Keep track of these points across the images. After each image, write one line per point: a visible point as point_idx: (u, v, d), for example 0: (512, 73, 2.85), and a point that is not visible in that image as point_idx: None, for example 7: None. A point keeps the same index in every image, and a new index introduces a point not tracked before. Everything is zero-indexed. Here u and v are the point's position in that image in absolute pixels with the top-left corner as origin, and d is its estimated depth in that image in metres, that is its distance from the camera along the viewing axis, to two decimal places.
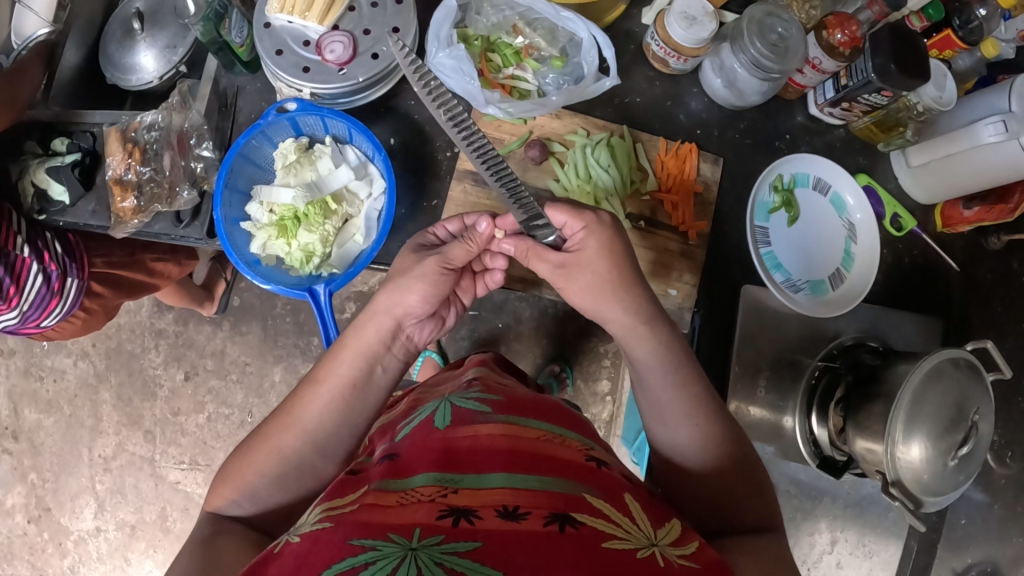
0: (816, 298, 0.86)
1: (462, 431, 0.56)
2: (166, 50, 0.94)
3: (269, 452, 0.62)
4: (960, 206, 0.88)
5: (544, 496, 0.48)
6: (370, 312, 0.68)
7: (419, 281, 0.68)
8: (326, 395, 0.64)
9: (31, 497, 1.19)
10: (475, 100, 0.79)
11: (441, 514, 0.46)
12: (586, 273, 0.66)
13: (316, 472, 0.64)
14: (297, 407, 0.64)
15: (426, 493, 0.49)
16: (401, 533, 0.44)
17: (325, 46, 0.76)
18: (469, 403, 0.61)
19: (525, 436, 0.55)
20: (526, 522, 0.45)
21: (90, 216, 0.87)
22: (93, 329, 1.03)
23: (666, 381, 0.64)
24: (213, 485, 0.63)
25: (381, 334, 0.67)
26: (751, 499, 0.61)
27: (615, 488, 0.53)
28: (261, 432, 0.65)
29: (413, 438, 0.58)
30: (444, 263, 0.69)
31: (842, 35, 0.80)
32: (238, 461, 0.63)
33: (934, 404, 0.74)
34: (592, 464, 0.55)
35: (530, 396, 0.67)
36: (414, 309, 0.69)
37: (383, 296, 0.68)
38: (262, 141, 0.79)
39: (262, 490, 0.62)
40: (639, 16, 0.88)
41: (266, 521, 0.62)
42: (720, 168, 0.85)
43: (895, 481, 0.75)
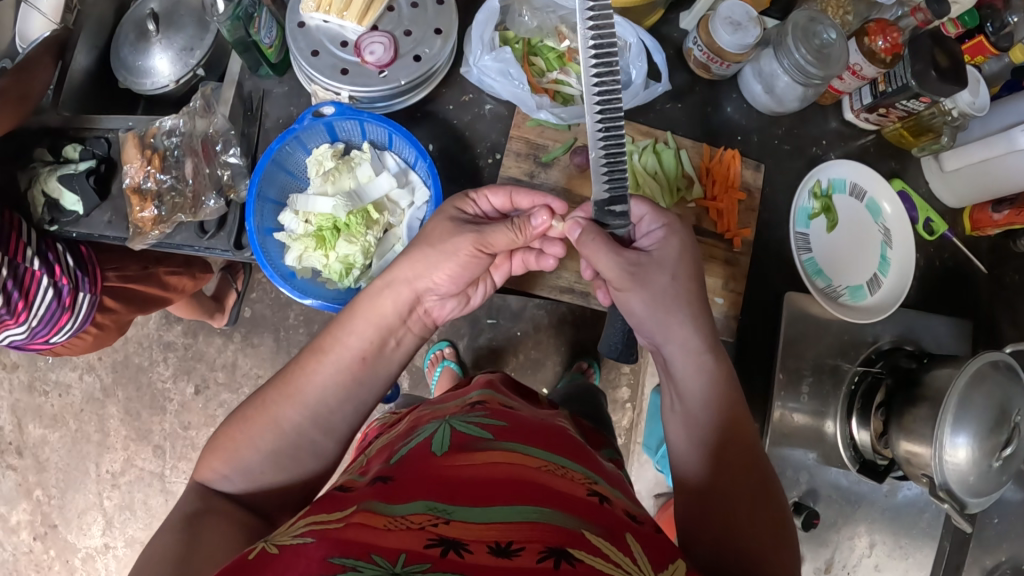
0: (855, 305, 0.87)
1: (464, 462, 0.52)
2: (183, 52, 0.91)
3: (266, 426, 0.60)
4: (990, 210, 0.88)
5: (540, 530, 0.44)
6: (389, 280, 0.69)
7: (444, 257, 0.69)
8: (332, 372, 0.62)
9: (37, 513, 1.12)
10: (525, 105, 0.77)
11: (430, 543, 0.42)
12: (665, 276, 0.64)
13: (317, 449, 0.62)
14: (302, 383, 0.62)
15: (415, 521, 0.44)
16: (384, 556, 0.40)
17: (365, 47, 0.74)
18: (470, 428, 0.58)
19: (526, 466, 0.52)
20: (519, 559, 0.41)
21: (105, 227, 0.84)
22: (103, 345, 0.98)
23: (699, 400, 0.60)
24: (202, 456, 0.60)
25: (398, 306, 0.67)
26: (764, 528, 0.55)
27: (618, 527, 0.49)
28: (255, 407, 0.62)
29: (409, 459, 0.54)
30: (480, 245, 0.69)
31: (883, 42, 0.81)
32: (228, 437, 0.60)
33: (980, 408, 0.75)
34: (594, 499, 0.51)
35: (535, 422, 0.64)
36: (437, 285, 0.71)
37: (403, 269, 0.69)
38: (296, 147, 0.76)
39: (256, 465, 0.59)
40: (677, 20, 0.88)
41: (256, 500, 0.59)
42: (762, 174, 0.85)
43: (942, 483, 0.77)
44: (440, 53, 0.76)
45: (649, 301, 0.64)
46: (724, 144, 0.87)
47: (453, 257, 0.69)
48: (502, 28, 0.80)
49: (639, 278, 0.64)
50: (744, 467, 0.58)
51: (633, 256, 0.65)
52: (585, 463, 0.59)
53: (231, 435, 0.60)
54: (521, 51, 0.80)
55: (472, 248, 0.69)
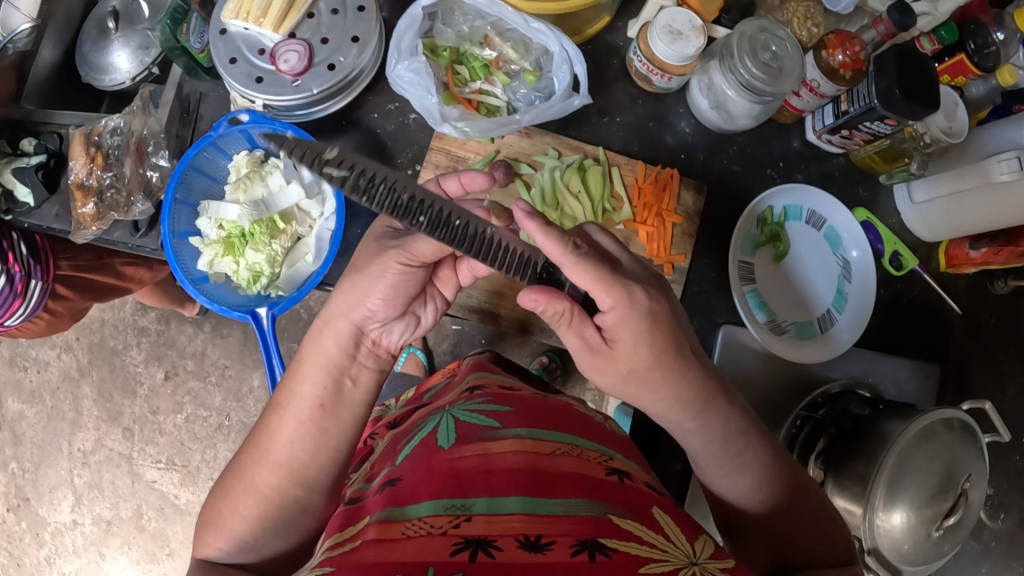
0: (801, 342, 0.80)
1: (471, 451, 0.51)
2: (139, 51, 0.92)
3: (247, 493, 0.57)
4: (966, 246, 0.80)
5: (567, 521, 0.45)
6: (326, 317, 0.61)
7: (371, 283, 0.60)
8: (291, 419, 0.58)
9: (12, 486, 1.19)
10: (432, 117, 0.73)
11: (457, 548, 0.42)
12: (620, 369, 0.56)
13: (302, 504, 0.58)
14: (266, 437, 0.58)
15: (434, 525, 0.45)
16: (411, 575, 0.40)
17: (280, 55, 0.73)
18: (473, 416, 0.56)
19: (542, 451, 0.51)
20: (552, 553, 0.42)
21: (53, 219, 0.87)
22: (57, 330, 1.02)
23: (716, 451, 0.58)
24: (200, 530, 0.59)
25: (342, 343, 0.60)
26: (821, 531, 0.58)
27: (643, 505, 0.49)
28: (236, 470, 0.60)
29: (414, 457, 0.52)
30: (407, 259, 0.60)
31: (843, 57, 0.73)
32: (220, 505, 0.59)
33: (922, 470, 0.67)
34: (614, 478, 0.51)
35: (539, 400, 0.62)
36: (379, 312, 0.61)
37: (338, 301, 0.61)
38: (215, 154, 0.77)
39: (247, 533, 0.57)
40: (625, 28, 0.82)
41: (265, 562, 0.58)
42: (703, 197, 0.79)
43: (871, 548, 0.68)
44: (358, 60, 0.74)
45: (624, 385, 0.57)
46: (667, 163, 0.82)
47: (381, 280, 0.60)
48: (428, 36, 0.76)
49: (599, 362, 0.57)
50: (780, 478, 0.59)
51: (593, 338, 0.56)
52: (601, 440, 0.57)
53: (219, 505, 0.58)
54: (446, 60, 0.76)
55: (400, 266, 0.60)
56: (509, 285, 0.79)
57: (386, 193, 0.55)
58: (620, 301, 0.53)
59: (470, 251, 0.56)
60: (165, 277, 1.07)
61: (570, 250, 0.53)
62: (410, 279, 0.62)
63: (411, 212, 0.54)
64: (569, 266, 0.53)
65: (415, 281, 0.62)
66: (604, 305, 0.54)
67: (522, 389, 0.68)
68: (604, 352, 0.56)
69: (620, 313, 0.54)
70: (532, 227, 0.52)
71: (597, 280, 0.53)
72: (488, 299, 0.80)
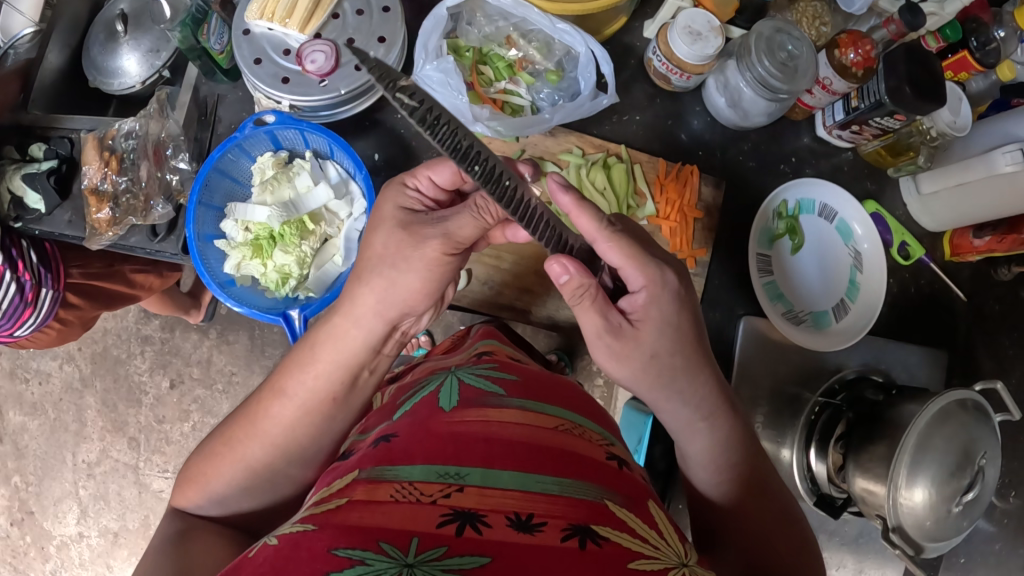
0: (818, 330, 0.83)
1: (473, 418, 0.52)
2: (150, 54, 0.90)
3: (236, 462, 0.58)
4: (970, 235, 0.83)
5: (562, 503, 0.45)
6: (354, 316, 0.60)
7: (410, 276, 0.58)
8: (298, 401, 0.58)
9: (15, 499, 1.19)
10: (463, 117, 0.75)
11: (444, 519, 0.42)
12: (642, 354, 0.55)
13: (293, 478, 0.60)
14: (267, 412, 0.58)
15: (424, 492, 0.45)
16: (395, 543, 0.40)
17: (305, 56, 0.72)
18: (478, 380, 0.58)
19: (542, 427, 0.52)
20: (541, 535, 0.42)
21: (66, 226, 0.83)
22: (67, 340, 1.01)
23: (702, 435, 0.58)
24: (181, 481, 0.60)
25: (369, 339, 0.60)
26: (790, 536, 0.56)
27: (637, 495, 0.51)
28: (224, 435, 0.59)
29: (413, 418, 0.54)
30: (451, 247, 0.58)
31: (854, 55, 0.76)
32: (204, 461, 0.59)
33: (940, 448, 0.68)
34: (613, 465, 0.53)
35: (542, 374, 0.65)
36: (414, 307, 0.61)
37: (368, 298, 0.59)
38: (239, 155, 0.76)
39: (232, 496, 0.58)
40: (640, 29, 0.85)
41: (242, 519, 0.60)
42: (722, 191, 0.82)
43: (895, 526, 0.70)
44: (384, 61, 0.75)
45: (644, 375, 0.56)
46: (685, 160, 0.85)
47: (422, 272, 0.59)
48: (452, 36, 0.77)
49: (619, 351, 0.55)
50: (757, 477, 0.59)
51: (615, 321, 0.55)
52: (598, 421, 0.60)
53: (205, 464, 0.59)
54: (470, 60, 0.78)
55: (441, 254, 0.58)
56: (538, 282, 0.81)
57: (447, 134, 0.54)
58: (651, 281, 0.55)
59: (518, 217, 0.56)
60: (173, 284, 1.05)
61: (605, 226, 0.55)
62: (449, 267, 0.60)
63: (468, 159, 0.54)
64: (603, 241, 0.55)
65: (451, 270, 0.61)
66: (635, 285, 0.55)
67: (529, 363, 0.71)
68: (628, 334, 0.55)
69: (651, 292, 0.55)
70: (567, 201, 0.54)
71: (628, 258, 0.55)
72: (518, 297, 0.82)
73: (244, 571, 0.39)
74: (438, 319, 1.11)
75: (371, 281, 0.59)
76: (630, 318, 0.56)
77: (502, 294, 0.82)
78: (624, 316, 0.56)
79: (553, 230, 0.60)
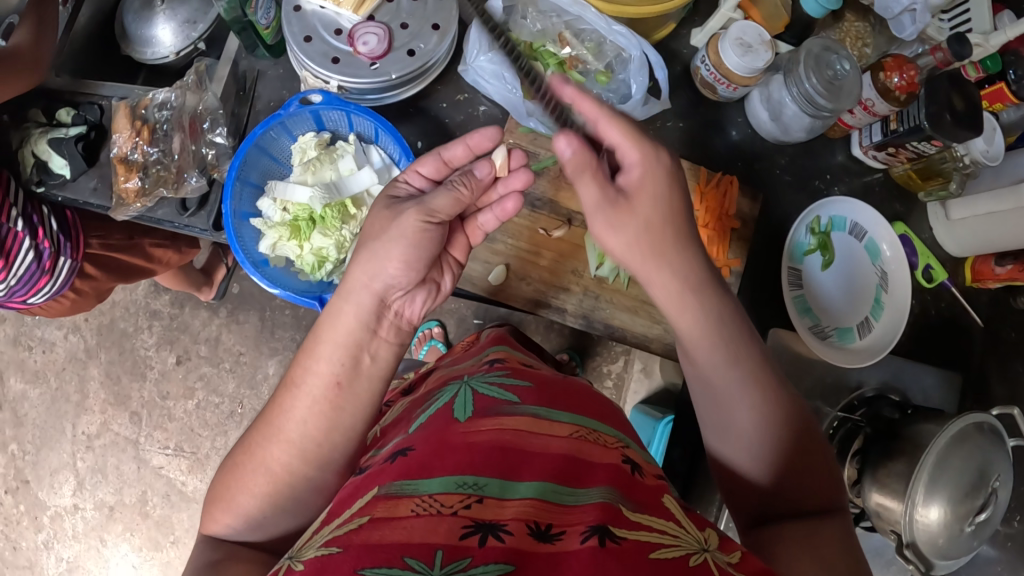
0: (842, 347, 0.83)
1: (488, 427, 0.53)
2: (186, 24, 0.87)
3: (258, 469, 0.57)
4: (992, 263, 0.85)
5: (576, 512, 0.46)
6: (344, 293, 0.60)
7: (389, 245, 0.60)
8: (307, 403, 0.57)
9: (10, 468, 1.15)
10: (516, 111, 0.76)
11: (466, 531, 0.43)
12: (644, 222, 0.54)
13: (317, 488, 0.59)
14: (279, 418, 0.58)
15: (444, 504, 0.45)
16: (419, 557, 0.40)
17: (359, 37, 0.72)
18: (492, 389, 0.59)
19: (556, 436, 0.53)
20: (562, 543, 0.43)
21: (90, 193, 0.80)
22: (80, 310, 0.98)
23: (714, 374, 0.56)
24: (207, 508, 0.59)
25: (362, 316, 0.60)
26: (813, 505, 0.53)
27: (655, 495, 0.51)
28: (245, 446, 0.59)
29: (430, 429, 0.54)
30: (426, 214, 0.62)
31: (899, 79, 0.77)
32: (229, 477, 0.58)
33: (955, 469, 0.69)
34: (627, 470, 0.53)
35: (556, 379, 0.66)
36: (399, 279, 0.61)
37: (357, 274, 0.60)
38: (281, 133, 0.75)
39: (255, 511, 0.57)
40: (687, 37, 0.85)
41: (273, 539, 0.59)
42: (758, 204, 0.84)
43: (910, 542, 0.71)
44: (436, 49, 0.74)
45: (636, 251, 0.54)
46: (723, 169, 0.85)
47: (401, 240, 0.61)
48: (504, 29, 0.77)
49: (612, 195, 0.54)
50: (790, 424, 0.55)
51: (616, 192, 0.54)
52: (615, 427, 0.60)
53: (229, 478, 0.58)
54: (521, 55, 0.77)
55: (418, 220, 0.61)
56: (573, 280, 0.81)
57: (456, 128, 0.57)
58: (646, 155, 0.53)
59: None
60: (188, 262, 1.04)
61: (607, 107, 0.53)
62: (428, 236, 0.62)
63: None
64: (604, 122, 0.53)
65: (433, 242, 0.63)
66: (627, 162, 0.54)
67: (540, 368, 0.72)
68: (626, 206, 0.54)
69: (646, 166, 0.53)
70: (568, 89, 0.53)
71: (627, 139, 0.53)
72: (551, 291, 0.81)
73: None
74: (452, 312, 1.13)
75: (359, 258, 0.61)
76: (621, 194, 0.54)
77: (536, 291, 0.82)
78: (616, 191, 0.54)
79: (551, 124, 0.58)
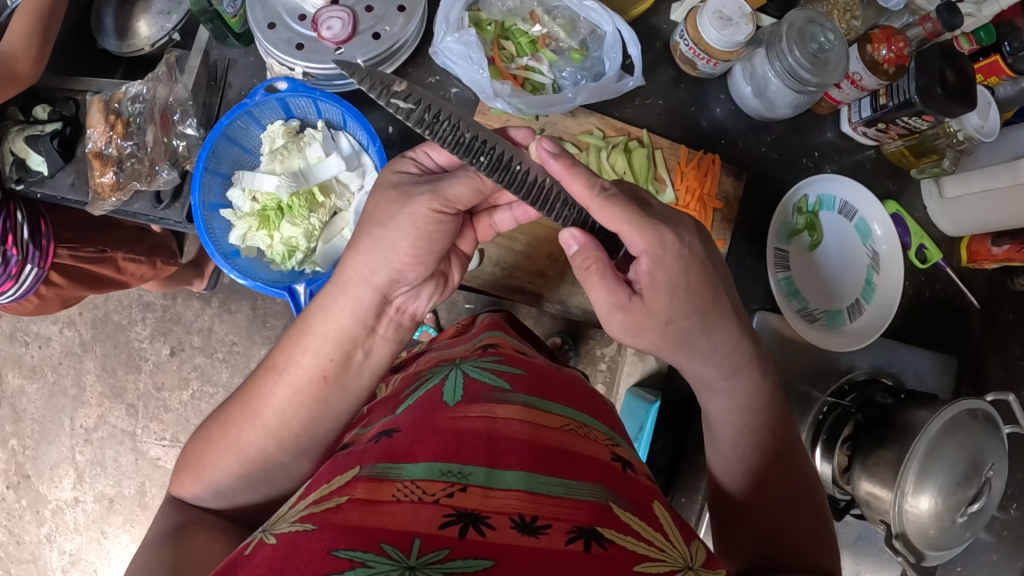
0: (831, 329, 0.81)
1: (477, 414, 0.51)
2: (160, 15, 0.84)
3: (230, 449, 0.56)
4: (989, 242, 0.81)
5: (567, 506, 0.44)
6: (344, 284, 0.58)
7: (398, 236, 0.57)
8: (289, 384, 0.56)
9: (11, 463, 1.19)
10: (483, 93, 0.73)
11: (447, 520, 0.41)
12: (658, 322, 0.55)
13: (288, 470, 0.58)
14: (259, 395, 0.57)
15: (426, 491, 0.43)
16: (396, 544, 0.39)
17: (322, 21, 0.70)
18: (483, 374, 0.58)
19: (548, 426, 0.51)
20: (546, 538, 0.41)
21: (69, 189, 0.80)
22: (40, 312, 0.97)
23: (729, 424, 0.58)
24: (178, 471, 0.58)
25: (359, 311, 0.58)
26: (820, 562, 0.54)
27: (644, 497, 0.49)
28: (221, 421, 0.58)
29: (418, 413, 0.53)
30: (441, 206, 0.57)
31: (887, 52, 0.73)
32: (201, 448, 0.58)
33: (948, 458, 0.66)
34: (617, 465, 0.51)
35: (550, 370, 0.64)
36: (406, 273, 0.59)
37: (358, 261, 0.58)
38: (249, 122, 0.73)
39: (226, 486, 0.56)
40: (667, 12, 0.82)
41: (237, 510, 0.58)
42: (743, 183, 0.81)
43: (899, 533, 0.68)
44: (403, 31, 0.72)
45: (662, 342, 0.56)
46: (706, 148, 0.83)
47: (410, 233, 0.57)
48: (474, 9, 0.75)
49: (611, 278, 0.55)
50: (792, 483, 0.57)
51: (625, 297, 0.55)
52: (605, 422, 0.59)
53: (200, 451, 0.57)
54: (491, 35, 0.75)
55: (431, 212, 0.57)
56: (552, 266, 0.80)
57: (447, 132, 0.57)
58: (652, 245, 0.53)
59: (527, 197, 0.59)
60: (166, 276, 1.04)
61: (598, 192, 0.53)
62: (441, 228, 0.58)
63: (473, 151, 0.57)
64: (597, 208, 0.53)
65: (445, 232, 0.59)
66: (635, 249, 0.54)
67: (534, 357, 0.70)
68: (639, 307, 0.55)
69: (653, 256, 0.53)
70: (558, 168, 0.53)
71: (627, 223, 0.53)
72: (530, 280, 0.80)
73: (240, 570, 0.38)
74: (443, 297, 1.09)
75: (362, 246, 0.58)
76: (636, 289, 0.56)
77: (514, 277, 0.81)
78: (631, 289, 0.55)
79: (572, 208, 0.62)
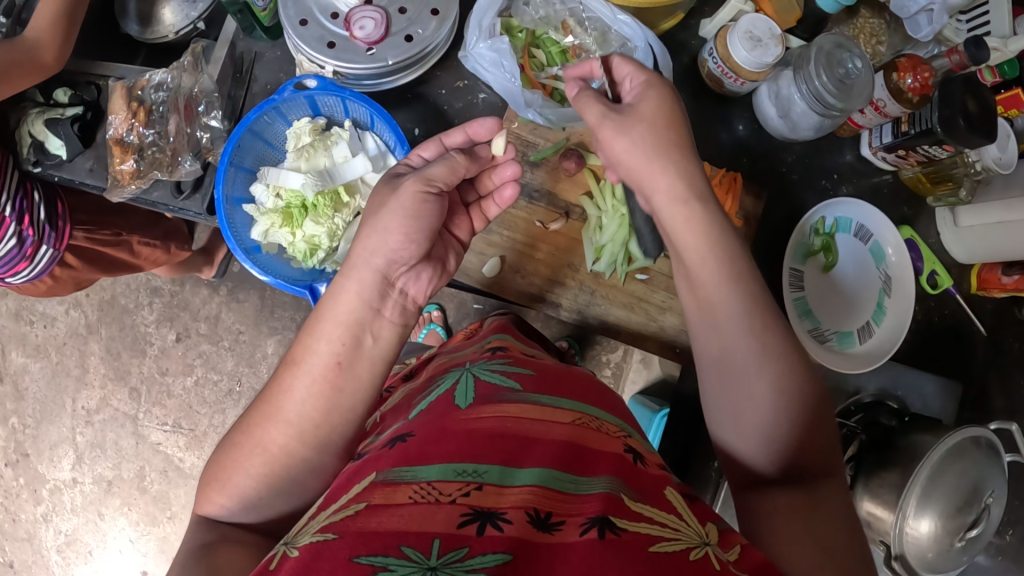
0: (842, 351, 0.82)
1: (488, 415, 0.51)
2: (187, 3, 0.84)
3: (254, 450, 0.55)
4: (999, 271, 0.83)
5: (578, 501, 0.44)
6: (347, 270, 0.58)
7: (389, 218, 0.58)
8: (305, 380, 0.55)
9: (10, 441, 1.18)
10: (515, 102, 0.73)
11: (464, 520, 0.41)
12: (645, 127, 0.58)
13: (310, 466, 0.56)
14: (278, 395, 0.55)
15: (442, 491, 0.44)
16: (416, 546, 0.39)
17: (355, 21, 0.70)
18: (493, 377, 0.58)
19: (557, 425, 0.52)
20: (561, 534, 0.42)
21: (86, 174, 0.79)
22: (55, 293, 0.97)
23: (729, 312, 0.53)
24: (201, 487, 0.56)
25: (363, 293, 0.57)
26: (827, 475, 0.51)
27: (655, 485, 0.50)
28: (243, 425, 0.56)
29: (430, 417, 0.53)
30: (423, 184, 0.61)
31: (912, 81, 0.75)
32: (225, 457, 0.56)
33: (950, 483, 0.67)
34: (628, 457, 0.52)
35: (556, 368, 0.65)
36: (401, 254, 0.59)
37: (361, 251, 0.58)
38: (275, 117, 0.74)
39: (252, 491, 0.54)
40: (696, 27, 0.83)
41: (267, 521, 0.56)
42: (763, 202, 0.82)
43: (898, 554, 0.70)
44: (435, 35, 0.72)
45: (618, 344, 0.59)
46: (727, 165, 0.83)
47: (400, 213, 0.59)
48: (506, 15, 0.76)
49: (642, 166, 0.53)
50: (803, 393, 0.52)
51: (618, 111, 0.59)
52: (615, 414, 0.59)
53: (223, 461, 0.55)
54: (522, 42, 0.76)
55: (417, 192, 0.60)
56: (569, 275, 0.80)
57: None
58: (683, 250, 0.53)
59: None
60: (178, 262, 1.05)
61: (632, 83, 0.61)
62: (428, 207, 0.60)
63: None
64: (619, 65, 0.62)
65: (428, 213, 0.60)
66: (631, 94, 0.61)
67: (542, 358, 0.71)
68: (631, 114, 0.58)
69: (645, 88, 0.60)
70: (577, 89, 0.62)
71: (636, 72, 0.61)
72: (547, 287, 0.80)
73: None
74: (454, 296, 1.10)
75: (364, 238, 0.59)
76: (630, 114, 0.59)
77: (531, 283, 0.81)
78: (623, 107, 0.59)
79: None
